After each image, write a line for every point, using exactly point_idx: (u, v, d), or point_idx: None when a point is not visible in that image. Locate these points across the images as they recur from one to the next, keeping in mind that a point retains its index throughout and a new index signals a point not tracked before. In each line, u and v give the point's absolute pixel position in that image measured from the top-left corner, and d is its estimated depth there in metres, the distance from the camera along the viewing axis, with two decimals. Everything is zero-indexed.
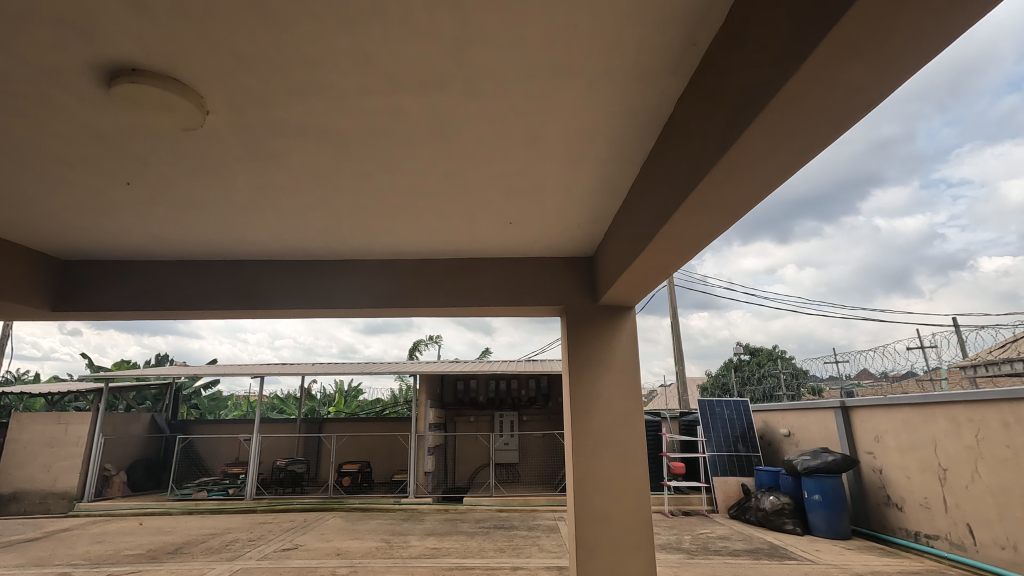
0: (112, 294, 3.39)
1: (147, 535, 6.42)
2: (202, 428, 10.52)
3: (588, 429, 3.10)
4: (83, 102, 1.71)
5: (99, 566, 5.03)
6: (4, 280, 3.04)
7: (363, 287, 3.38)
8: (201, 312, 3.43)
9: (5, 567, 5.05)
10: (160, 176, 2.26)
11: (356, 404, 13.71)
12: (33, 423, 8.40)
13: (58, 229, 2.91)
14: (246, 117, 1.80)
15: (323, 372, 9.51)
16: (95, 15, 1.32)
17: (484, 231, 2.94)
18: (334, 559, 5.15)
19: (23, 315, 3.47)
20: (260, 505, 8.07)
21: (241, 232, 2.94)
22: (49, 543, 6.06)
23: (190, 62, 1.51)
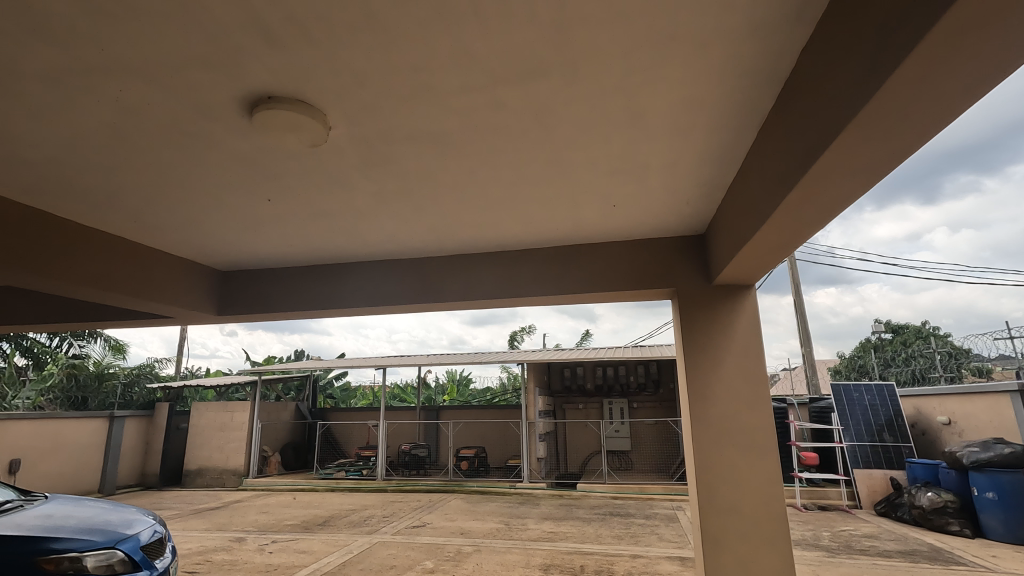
0: (259, 298, 3.89)
1: (300, 508, 7.31)
2: (338, 415, 11.73)
3: (709, 417, 2.94)
4: (230, 131, 1.96)
5: (265, 533, 5.82)
6: (179, 290, 3.61)
7: (471, 281, 3.53)
8: (331, 311, 3.81)
9: (197, 530, 6.06)
10: (294, 191, 2.53)
11: (467, 392, 14.40)
12: (207, 410, 9.90)
13: (217, 245, 3.40)
14: (362, 126, 1.94)
15: (438, 363, 10.03)
16: (235, 51, 1.50)
17: (587, 216, 2.90)
18: (458, 538, 5.47)
19: (197, 319, 4.10)
20: (390, 484, 8.82)
21: (361, 235, 3.19)
22: (226, 511, 7.15)
23: (313, 82, 1.65)
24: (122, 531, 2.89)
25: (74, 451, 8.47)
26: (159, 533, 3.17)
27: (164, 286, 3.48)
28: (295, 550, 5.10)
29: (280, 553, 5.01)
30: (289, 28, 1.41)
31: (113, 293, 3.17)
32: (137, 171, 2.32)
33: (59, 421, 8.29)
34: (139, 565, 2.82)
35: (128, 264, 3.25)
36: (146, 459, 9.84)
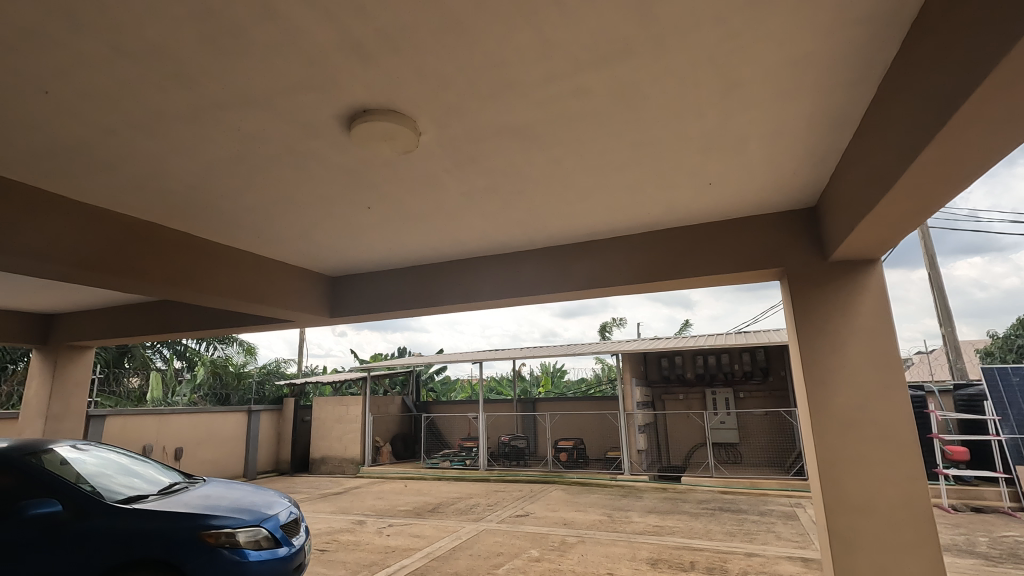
0: (365, 300, 4.20)
1: (411, 495, 7.80)
2: (440, 407, 12.33)
3: (831, 406, 2.68)
4: (333, 146, 2.13)
5: (383, 517, 6.28)
6: (298, 296, 4.01)
7: (560, 273, 3.54)
8: (430, 308, 4.01)
9: (325, 512, 6.70)
10: (390, 197, 2.69)
11: (562, 384, 14.42)
12: (326, 405, 10.87)
13: (326, 253, 3.72)
14: (450, 130, 2.00)
15: (531, 356, 10.14)
16: (335, 71, 1.62)
17: (679, 198, 2.77)
18: (561, 528, 5.52)
19: (314, 321, 4.53)
20: (493, 474, 9.11)
21: (454, 234, 3.32)
22: (348, 496, 7.82)
23: (403, 92, 1.74)
24: (264, 511, 3.28)
25: (222, 441, 9.73)
26: (294, 514, 3.55)
27: (285, 293, 3.89)
28: (410, 534, 5.45)
29: (397, 536, 5.39)
30: (381, 43, 1.50)
31: (246, 301, 3.60)
32: (258, 192, 2.60)
33: (209, 415, 9.56)
34: (279, 542, 3.17)
35: (255, 276, 3.67)
36: (279, 448, 11.03)
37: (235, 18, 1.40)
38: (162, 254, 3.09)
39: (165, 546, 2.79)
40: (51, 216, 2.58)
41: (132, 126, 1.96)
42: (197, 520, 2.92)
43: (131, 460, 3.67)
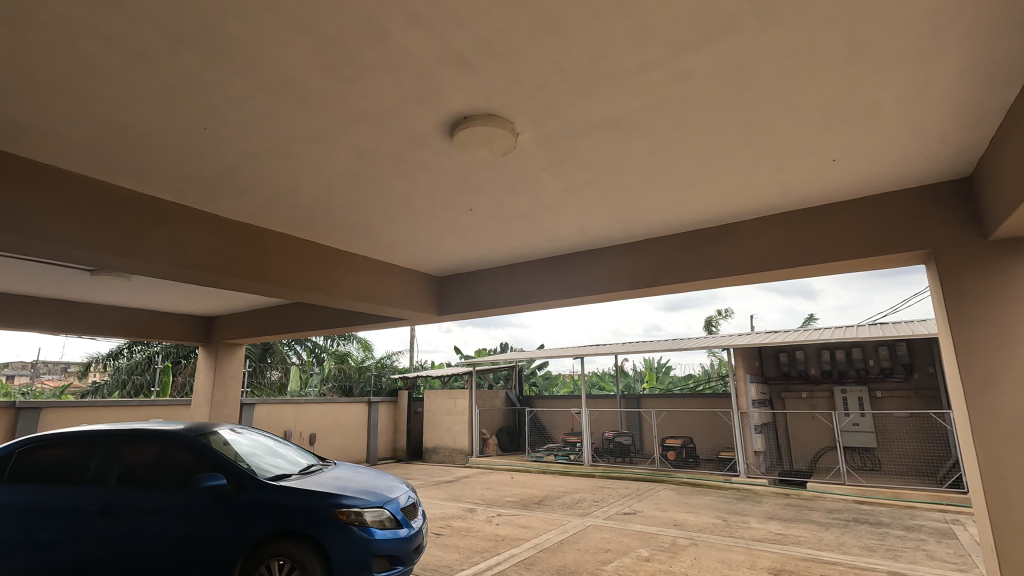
0: (469, 298, 4.40)
1: (518, 486, 8.00)
2: (543, 402, 12.47)
3: (997, 409, 2.30)
4: (437, 154, 2.25)
5: (492, 507, 6.51)
6: (409, 296, 4.29)
7: (663, 266, 3.42)
8: (531, 305, 4.09)
9: (439, 499, 7.11)
10: (491, 198, 2.78)
11: (668, 380, 13.86)
12: (436, 397, 11.49)
13: (433, 255, 3.95)
14: (547, 128, 2.03)
15: (634, 351, 9.85)
16: (437, 82, 1.72)
17: (796, 178, 2.53)
18: (672, 529, 5.33)
19: (424, 319, 4.82)
20: (598, 470, 9.03)
21: (552, 231, 3.35)
22: (459, 485, 8.22)
23: (501, 95, 1.80)
24: (386, 494, 3.58)
25: (347, 429, 10.71)
26: (412, 498, 3.82)
27: (398, 294, 4.20)
28: (518, 524, 5.60)
29: (505, 526, 5.55)
30: (479, 50, 1.56)
31: (365, 301, 3.94)
32: (373, 201, 2.83)
33: (335, 405, 10.57)
34: (401, 523, 3.44)
35: (372, 279, 4.01)
36: (396, 437, 11.87)
37: (350, 44, 1.54)
38: (292, 262, 3.46)
39: (306, 520, 3.15)
40: (210, 234, 3.03)
41: (270, 149, 2.23)
42: (331, 499, 3.26)
43: (276, 443, 4.19)
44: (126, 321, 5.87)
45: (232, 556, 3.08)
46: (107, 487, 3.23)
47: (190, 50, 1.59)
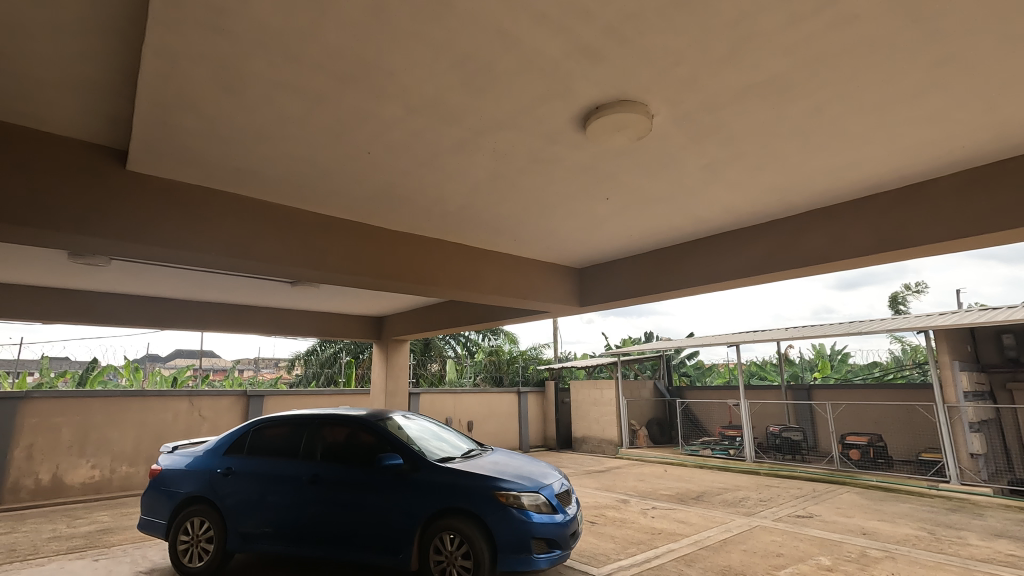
0: (611, 289, 4.38)
1: (672, 480, 7.70)
2: (695, 393, 11.80)
3: None
4: (571, 147, 2.28)
5: (646, 500, 6.37)
6: (550, 289, 4.41)
7: (833, 240, 3.03)
8: (676, 291, 3.92)
9: (591, 488, 7.18)
10: (627, 185, 2.73)
11: (846, 368, 12.11)
12: (582, 388, 11.55)
13: (571, 247, 4.00)
14: (684, 105, 1.93)
15: (799, 337, 8.78)
16: (568, 78, 1.75)
17: (1014, 116, 2.04)
18: (859, 538, 4.68)
19: (567, 311, 4.91)
20: (763, 468, 8.28)
21: (696, 212, 3.16)
22: (610, 475, 8.19)
23: (634, 80, 1.76)
24: (541, 480, 3.74)
25: (500, 418, 11.35)
26: (565, 485, 3.94)
27: (540, 287, 4.34)
28: (675, 519, 5.40)
29: (661, 520, 5.41)
30: (608, 38, 1.55)
31: (510, 296, 4.15)
32: (512, 201, 2.97)
33: (488, 395, 11.26)
34: (556, 509, 3.57)
35: (515, 275, 4.20)
36: (546, 426, 12.23)
37: (484, 56, 1.64)
38: (444, 263, 3.77)
39: (471, 500, 3.44)
40: (376, 244, 3.45)
41: (421, 164, 2.48)
42: (491, 482, 3.51)
43: (440, 428, 4.62)
44: (317, 323, 6.97)
45: (411, 527, 3.48)
46: (315, 461, 3.87)
47: (353, 87, 1.84)
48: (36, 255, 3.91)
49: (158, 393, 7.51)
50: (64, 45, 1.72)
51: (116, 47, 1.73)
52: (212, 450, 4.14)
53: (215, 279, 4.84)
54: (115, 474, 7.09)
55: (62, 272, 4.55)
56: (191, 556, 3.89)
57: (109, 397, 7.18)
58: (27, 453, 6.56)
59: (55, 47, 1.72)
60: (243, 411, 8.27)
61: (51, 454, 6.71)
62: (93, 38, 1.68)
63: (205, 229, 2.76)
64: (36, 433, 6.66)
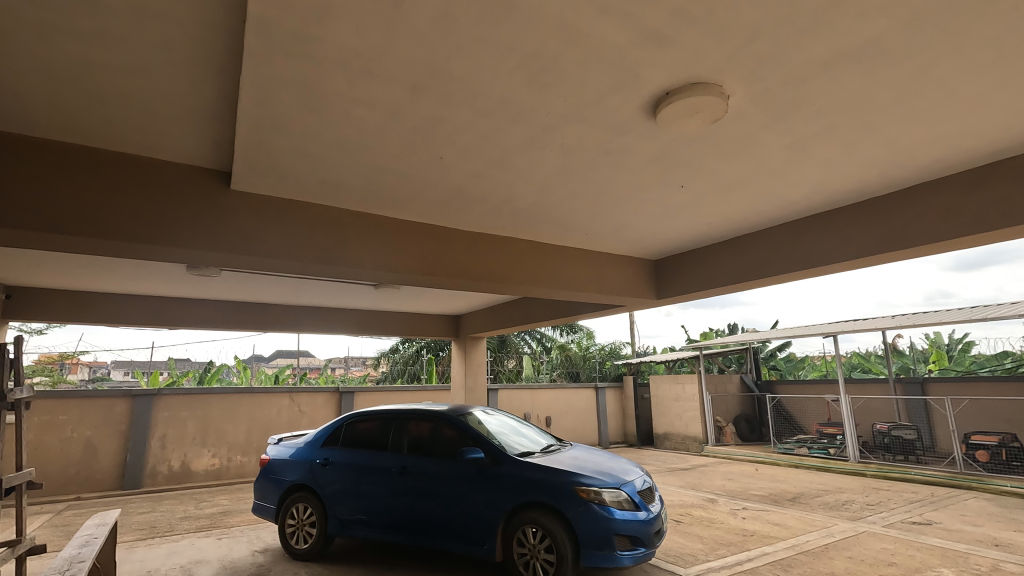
0: (690, 280, 4.22)
1: (764, 480, 7.26)
2: (787, 388, 11.03)
3: None
4: (642, 137, 2.23)
5: (736, 500, 6.06)
6: (625, 282, 4.33)
7: (946, 215, 2.72)
8: (761, 280, 3.70)
9: (676, 486, 6.95)
10: (703, 171, 2.62)
11: (968, 359, 10.74)
12: (663, 383, 11.16)
13: (646, 239, 3.90)
14: (763, 83, 1.82)
15: (908, 326, 7.92)
16: (635, 67, 1.71)
17: None
18: (990, 549, 4.15)
19: (644, 304, 4.79)
20: (869, 469, 7.58)
21: (781, 194, 2.96)
22: (696, 473, 7.88)
23: (706, 61, 1.69)
24: (622, 476, 3.69)
25: (578, 413, 11.31)
26: (648, 482, 3.86)
27: (614, 281, 4.28)
28: (769, 521, 5.10)
29: (753, 521, 5.13)
30: (676, 20, 1.49)
31: (585, 292, 4.13)
32: (583, 195, 2.95)
33: (565, 390, 11.24)
34: (639, 506, 3.51)
35: (589, 270, 4.17)
36: (626, 422, 12.00)
37: (549, 52, 1.65)
38: (516, 260, 3.82)
39: (551, 494, 3.47)
40: (450, 244, 3.56)
41: (491, 165, 2.53)
42: (571, 477, 3.51)
43: (518, 423, 4.70)
44: (400, 323, 7.32)
45: (494, 519, 3.58)
46: (402, 454, 4.08)
47: (425, 96, 1.92)
48: (162, 269, 4.46)
49: (264, 389, 8.26)
50: (177, 82, 1.95)
51: (219, 79, 1.93)
52: (311, 443, 4.50)
53: (307, 285, 5.25)
54: (232, 463, 7.90)
55: (182, 283, 5.15)
56: (298, 538, 4.25)
57: (224, 393, 8.02)
58: (161, 443, 7.49)
59: (170, 84, 1.96)
60: (337, 406, 8.88)
61: (180, 444, 7.62)
62: (200, 72, 1.89)
63: (298, 239, 3.00)
64: (168, 425, 7.59)
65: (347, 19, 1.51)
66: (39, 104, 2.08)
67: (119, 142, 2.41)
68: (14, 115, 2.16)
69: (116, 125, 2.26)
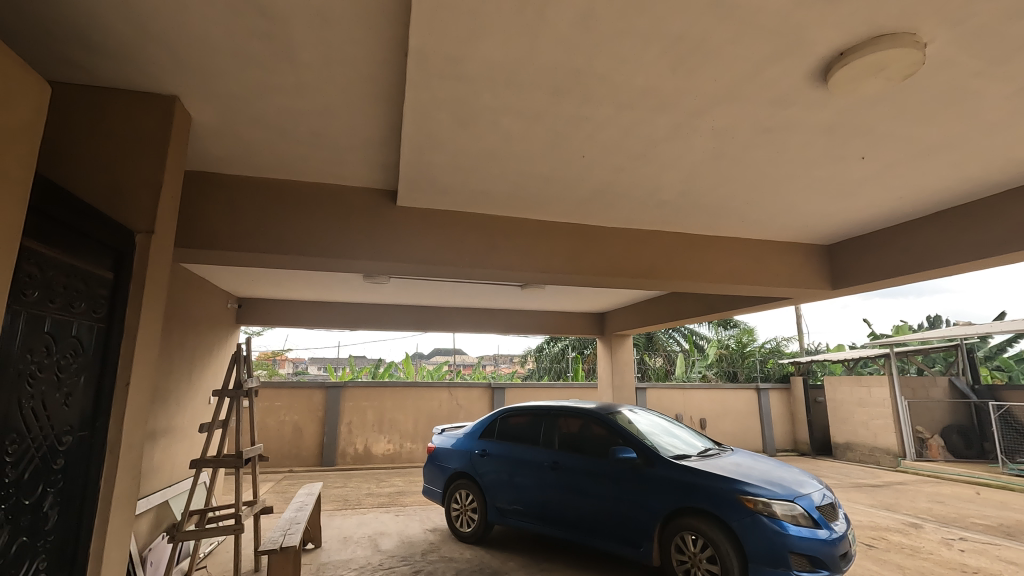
0: (875, 265, 3.62)
1: (991, 507, 5.90)
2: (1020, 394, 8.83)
3: None
4: (809, 108, 1.98)
5: (949, 527, 5.02)
6: (790, 273, 3.89)
7: None
8: (978, 261, 3.02)
9: (864, 504, 6.00)
10: (890, 138, 2.24)
11: None
12: (841, 385, 9.73)
13: (816, 222, 3.45)
14: (972, 22, 1.50)
15: None
16: (799, 30, 1.53)
17: None
18: None
19: (815, 295, 4.24)
20: None
21: (1006, 153, 2.39)
22: (891, 492, 6.71)
23: (892, 8, 1.44)
24: (796, 488, 3.31)
25: (737, 416, 10.43)
26: (829, 498, 3.41)
27: (778, 271, 3.86)
28: (1000, 558, 4.13)
29: (976, 556, 4.19)
30: None
31: (743, 285, 3.80)
32: (737, 180, 2.72)
33: (720, 391, 10.45)
34: (818, 524, 3.13)
35: (747, 260, 3.83)
36: (796, 428, 10.71)
37: (697, 32, 1.56)
38: (663, 254, 3.66)
39: (712, 501, 3.26)
40: (594, 241, 3.55)
41: (635, 158, 2.47)
42: (734, 485, 3.26)
43: (671, 424, 4.50)
44: (545, 321, 7.51)
45: (650, 523, 3.47)
46: (553, 449, 4.18)
47: (566, 97, 1.95)
48: (345, 278, 5.19)
49: (427, 384, 9.13)
50: (354, 116, 2.26)
51: (387, 109, 2.19)
52: (470, 434, 4.85)
53: (462, 288, 5.68)
54: (403, 448, 8.87)
55: (361, 291, 5.94)
56: (462, 521, 4.61)
57: (395, 387, 9.05)
58: (348, 428, 8.71)
59: (349, 119, 2.28)
60: (490, 401, 9.43)
61: (362, 430, 8.78)
62: (372, 106, 2.17)
63: (454, 246, 3.26)
64: (353, 413, 8.80)
65: (494, 36, 1.60)
66: (258, 149, 2.58)
67: (313, 173, 2.87)
68: (241, 161, 2.71)
69: (312, 160, 2.70)
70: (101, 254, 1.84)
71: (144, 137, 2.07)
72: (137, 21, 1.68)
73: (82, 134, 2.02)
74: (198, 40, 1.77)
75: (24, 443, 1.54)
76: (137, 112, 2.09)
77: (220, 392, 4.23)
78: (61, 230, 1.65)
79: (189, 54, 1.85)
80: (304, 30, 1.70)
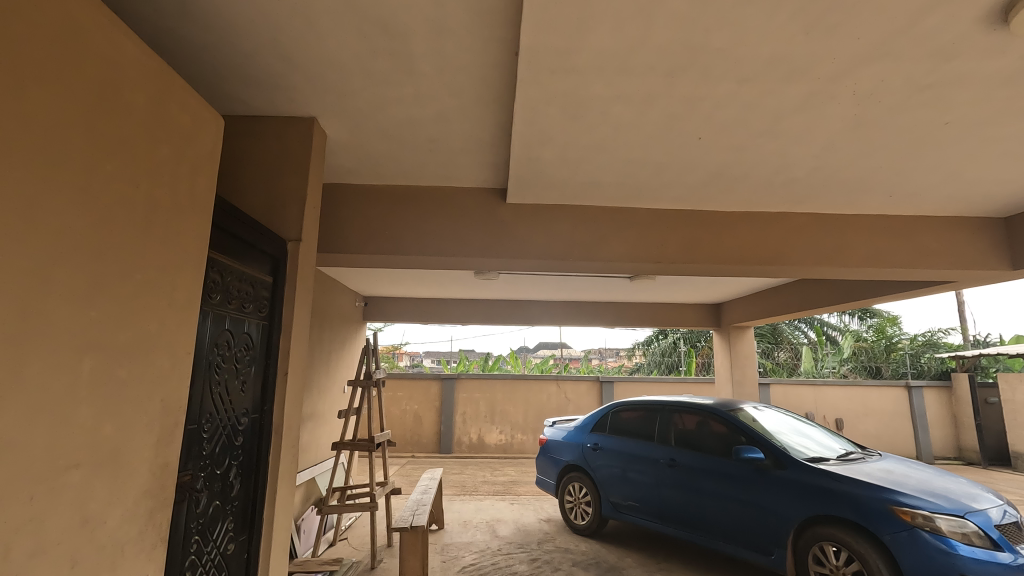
0: None
1: None
2: None
3: None
4: (981, 56, 1.69)
5: None
6: (953, 252, 3.34)
7: None
8: None
9: None
10: None
11: None
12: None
13: (989, 190, 2.92)
14: None
15: None
16: None
17: None
18: None
19: (989, 277, 3.59)
20: None
21: None
22: None
23: None
24: (967, 503, 2.85)
25: (881, 416, 9.24)
26: (1013, 516, 2.89)
27: (936, 251, 3.34)
28: None
29: None
30: None
31: (890, 268, 3.35)
32: (884, 149, 2.39)
33: (859, 388, 9.33)
34: (999, 546, 2.67)
35: (895, 240, 3.36)
36: (960, 433, 9.20)
37: None
38: (792, 237, 3.34)
39: (858, 511, 2.92)
40: (710, 228, 3.35)
41: (760, 135, 2.28)
42: (885, 495, 2.90)
43: (804, 423, 4.10)
44: (655, 313, 7.25)
45: (783, 529, 3.20)
46: (670, 447, 4.03)
47: (681, 78, 1.86)
48: (457, 275, 5.45)
49: (536, 377, 9.28)
50: (468, 120, 2.36)
51: (499, 109, 2.26)
52: (582, 428, 4.83)
53: (568, 281, 5.69)
54: (514, 439, 9.12)
55: (471, 287, 6.21)
56: (576, 514, 4.62)
57: (505, 379, 9.32)
58: (462, 418, 9.16)
59: (462, 122, 2.38)
60: (599, 394, 9.34)
61: (476, 420, 9.18)
62: (484, 108, 2.24)
63: (563, 239, 3.26)
64: (467, 404, 9.23)
65: (606, 23, 1.57)
66: (381, 158, 2.79)
67: (430, 177, 3.05)
68: (368, 171, 2.96)
69: (429, 165, 2.87)
70: (262, 261, 2.13)
71: (291, 155, 2.35)
72: (284, 54, 1.90)
73: (244, 157, 2.33)
74: (332, 65, 1.96)
75: (213, 422, 1.83)
76: (286, 134, 2.37)
77: (354, 382, 4.68)
78: (233, 242, 1.94)
79: (325, 78, 2.05)
80: (422, 43, 1.81)
